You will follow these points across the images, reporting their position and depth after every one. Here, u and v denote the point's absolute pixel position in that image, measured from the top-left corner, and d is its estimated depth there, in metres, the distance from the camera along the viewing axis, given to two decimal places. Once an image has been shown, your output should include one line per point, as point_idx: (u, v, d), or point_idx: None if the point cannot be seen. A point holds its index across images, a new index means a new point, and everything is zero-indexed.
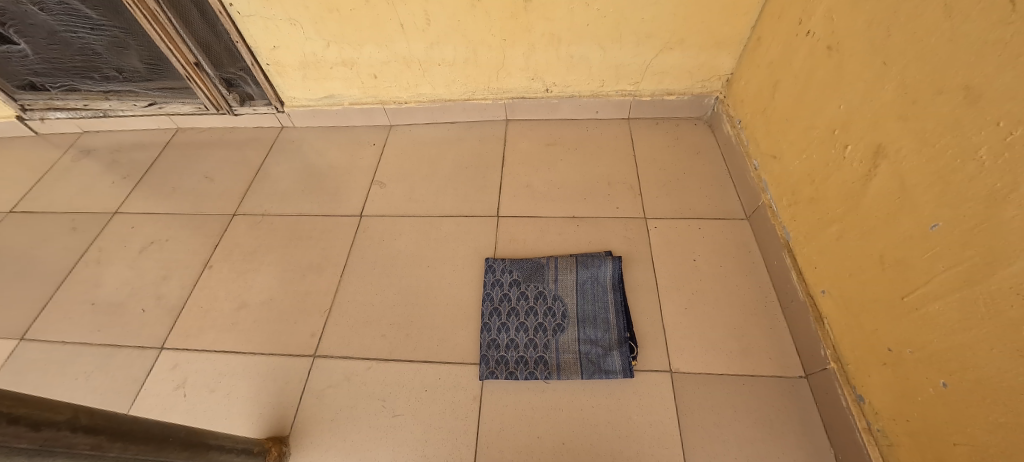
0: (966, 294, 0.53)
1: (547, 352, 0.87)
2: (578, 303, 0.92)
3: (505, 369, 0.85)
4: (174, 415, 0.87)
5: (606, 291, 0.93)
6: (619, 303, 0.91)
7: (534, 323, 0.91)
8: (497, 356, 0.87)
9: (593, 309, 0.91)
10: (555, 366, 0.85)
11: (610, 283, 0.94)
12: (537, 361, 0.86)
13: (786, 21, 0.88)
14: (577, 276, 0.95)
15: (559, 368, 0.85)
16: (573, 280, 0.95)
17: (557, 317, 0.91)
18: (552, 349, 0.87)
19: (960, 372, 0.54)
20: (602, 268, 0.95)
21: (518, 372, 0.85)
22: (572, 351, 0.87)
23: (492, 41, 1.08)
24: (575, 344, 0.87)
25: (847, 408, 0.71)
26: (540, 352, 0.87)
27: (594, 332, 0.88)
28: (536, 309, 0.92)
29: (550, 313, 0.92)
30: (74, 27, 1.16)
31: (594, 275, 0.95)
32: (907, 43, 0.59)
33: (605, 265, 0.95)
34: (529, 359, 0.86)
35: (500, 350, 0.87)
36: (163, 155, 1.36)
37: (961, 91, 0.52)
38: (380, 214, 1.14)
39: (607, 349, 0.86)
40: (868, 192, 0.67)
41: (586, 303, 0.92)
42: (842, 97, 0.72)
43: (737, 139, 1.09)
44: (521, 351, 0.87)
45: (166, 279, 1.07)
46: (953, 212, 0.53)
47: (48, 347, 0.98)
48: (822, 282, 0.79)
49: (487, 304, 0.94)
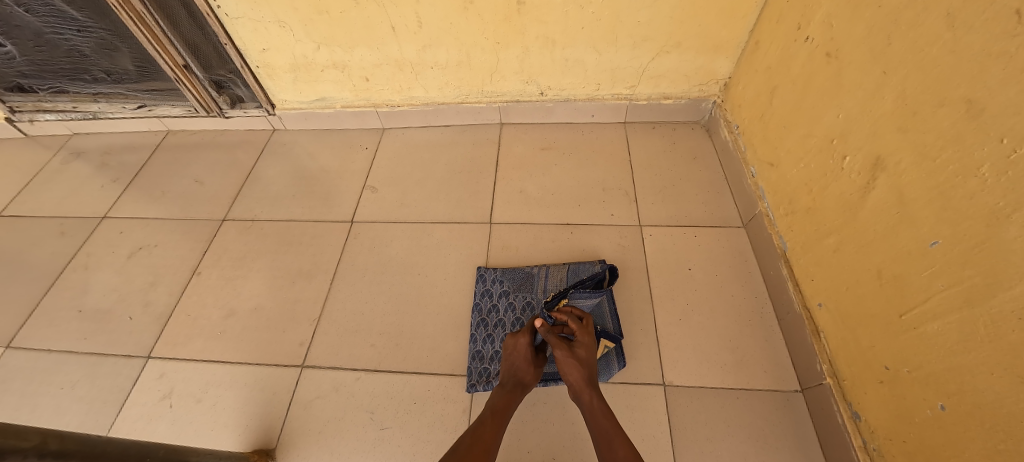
0: (966, 315, 0.51)
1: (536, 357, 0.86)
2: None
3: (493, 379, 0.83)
4: (161, 427, 0.85)
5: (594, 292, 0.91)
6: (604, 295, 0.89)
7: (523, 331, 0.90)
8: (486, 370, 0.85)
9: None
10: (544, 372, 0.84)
11: None
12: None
13: (784, 26, 0.86)
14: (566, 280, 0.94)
15: (548, 375, 0.83)
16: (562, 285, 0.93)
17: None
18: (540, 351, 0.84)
19: (958, 394, 0.52)
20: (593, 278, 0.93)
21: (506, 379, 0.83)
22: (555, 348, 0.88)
23: (485, 44, 1.06)
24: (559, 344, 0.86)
25: (842, 425, 0.70)
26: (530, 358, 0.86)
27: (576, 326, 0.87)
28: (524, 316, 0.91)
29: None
30: (60, 28, 1.14)
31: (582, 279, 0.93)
32: (908, 52, 0.57)
33: (592, 267, 0.95)
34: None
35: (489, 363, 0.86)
36: (154, 158, 1.34)
37: (963, 104, 0.50)
38: (370, 220, 1.12)
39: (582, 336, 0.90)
40: (866, 204, 0.65)
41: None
42: (840, 106, 0.70)
43: (734, 145, 1.07)
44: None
45: (154, 285, 1.06)
46: (953, 229, 0.52)
47: (34, 355, 0.97)
48: (818, 294, 0.77)
49: (476, 318, 0.92)
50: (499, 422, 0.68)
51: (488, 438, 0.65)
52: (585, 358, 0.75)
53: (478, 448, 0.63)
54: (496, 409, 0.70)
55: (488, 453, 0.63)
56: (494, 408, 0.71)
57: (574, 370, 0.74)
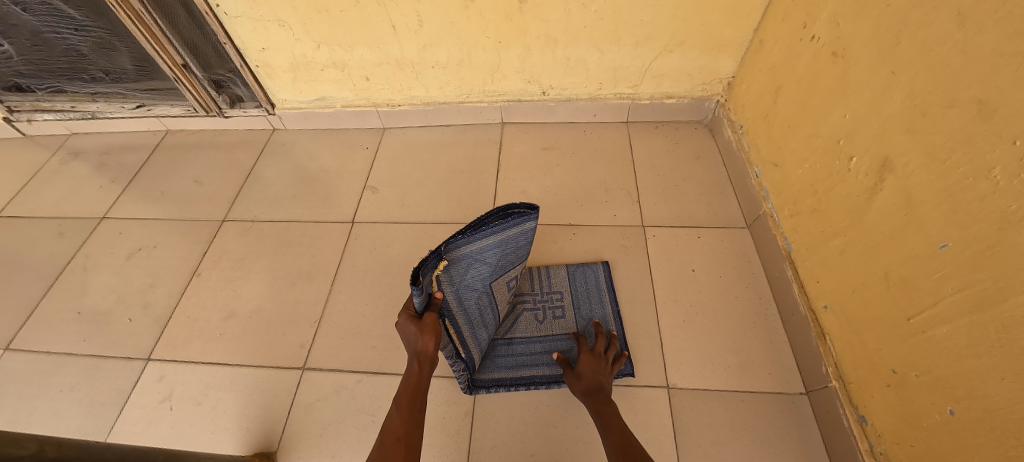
0: (976, 320, 0.50)
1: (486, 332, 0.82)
2: (571, 311, 0.92)
3: (494, 383, 0.82)
4: (160, 430, 0.84)
5: (597, 296, 0.93)
6: (507, 226, 0.70)
7: (525, 334, 0.90)
8: (487, 375, 0.84)
9: (585, 314, 0.91)
10: (546, 375, 0.83)
11: (604, 295, 0.93)
12: (530, 373, 0.84)
13: (789, 25, 0.85)
14: (568, 284, 0.95)
15: (551, 377, 0.83)
16: (565, 290, 0.95)
17: (549, 327, 0.90)
18: (454, 311, 0.75)
19: (968, 399, 0.51)
20: (596, 280, 0.95)
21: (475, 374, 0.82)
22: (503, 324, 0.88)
23: (486, 43, 1.05)
24: (483, 301, 0.78)
25: (849, 429, 0.69)
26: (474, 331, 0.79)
27: (491, 271, 0.75)
28: (526, 320, 0.91)
29: (541, 323, 0.91)
30: (57, 27, 1.13)
31: (584, 282, 0.95)
32: (916, 52, 0.56)
33: (594, 270, 0.96)
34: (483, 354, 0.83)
35: (490, 368, 0.85)
36: (153, 158, 1.33)
37: (974, 105, 0.49)
38: (371, 220, 1.11)
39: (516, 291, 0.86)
40: (872, 206, 0.65)
41: (579, 311, 0.92)
42: (847, 106, 0.69)
43: (737, 145, 1.06)
44: (511, 360, 0.86)
45: (154, 287, 1.05)
46: (963, 232, 0.51)
47: (32, 357, 0.96)
48: (823, 296, 0.76)
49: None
50: (405, 409, 0.63)
51: (397, 428, 0.61)
52: (585, 369, 0.77)
53: (389, 441, 0.59)
54: (404, 399, 0.65)
55: (402, 442, 0.59)
56: (406, 399, 0.65)
57: (575, 382, 0.76)
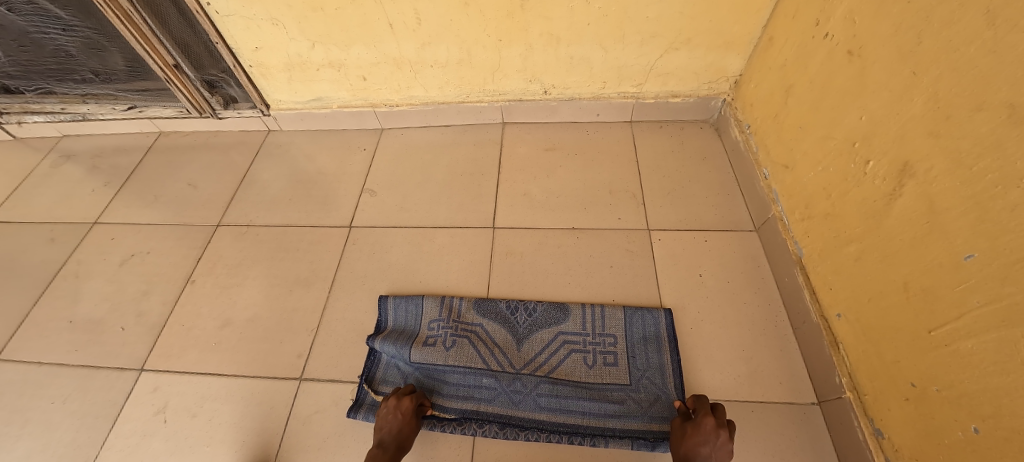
0: (1004, 336, 0.47)
1: (459, 385, 0.83)
2: (624, 359, 0.84)
3: (533, 425, 0.78)
4: (155, 443, 0.82)
5: (655, 346, 0.85)
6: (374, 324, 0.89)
7: (572, 377, 0.83)
8: (526, 415, 0.79)
9: (640, 364, 0.83)
10: (592, 426, 0.77)
11: (665, 344, 0.84)
12: (571, 421, 0.78)
13: (801, 22, 0.81)
14: (624, 328, 0.87)
15: (596, 429, 0.77)
16: (620, 335, 0.86)
17: (599, 374, 0.83)
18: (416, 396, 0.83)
19: (994, 418, 0.49)
20: (654, 326, 0.86)
21: (485, 424, 0.79)
22: (487, 367, 0.85)
23: (486, 41, 1.02)
24: (424, 368, 0.85)
25: (864, 441, 0.67)
26: (445, 392, 0.83)
27: (402, 349, 0.86)
28: (573, 361, 0.85)
29: (589, 368, 0.84)
30: (44, 28, 1.09)
31: (642, 328, 0.87)
32: (942, 51, 0.53)
33: (655, 317, 0.87)
34: (476, 404, 0.81)
35: (531, 408, 0.80)
36: (145, 161, 1.30)
37: (1004, 108, 0.46)
38: (369, 225, 1.09)
39: (458, 338, 0.88)
40: (892, 212, 0.62)
41: (634, 361, 0.84)
42: (863, 106, 0.66)
43: (745, 145, 1.03)
44: (553, 403, 0.80)
45: (147, 295, 1.03)
46: (990, 244, 0.48)
47: (23, 368, 0.93)
48: (837, 304, 0.74)
49: (519, 356, 0.86)
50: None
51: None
52: (694, 432, 0.67)
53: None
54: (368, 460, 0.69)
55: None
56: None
57: (676, 442, 0.69)
